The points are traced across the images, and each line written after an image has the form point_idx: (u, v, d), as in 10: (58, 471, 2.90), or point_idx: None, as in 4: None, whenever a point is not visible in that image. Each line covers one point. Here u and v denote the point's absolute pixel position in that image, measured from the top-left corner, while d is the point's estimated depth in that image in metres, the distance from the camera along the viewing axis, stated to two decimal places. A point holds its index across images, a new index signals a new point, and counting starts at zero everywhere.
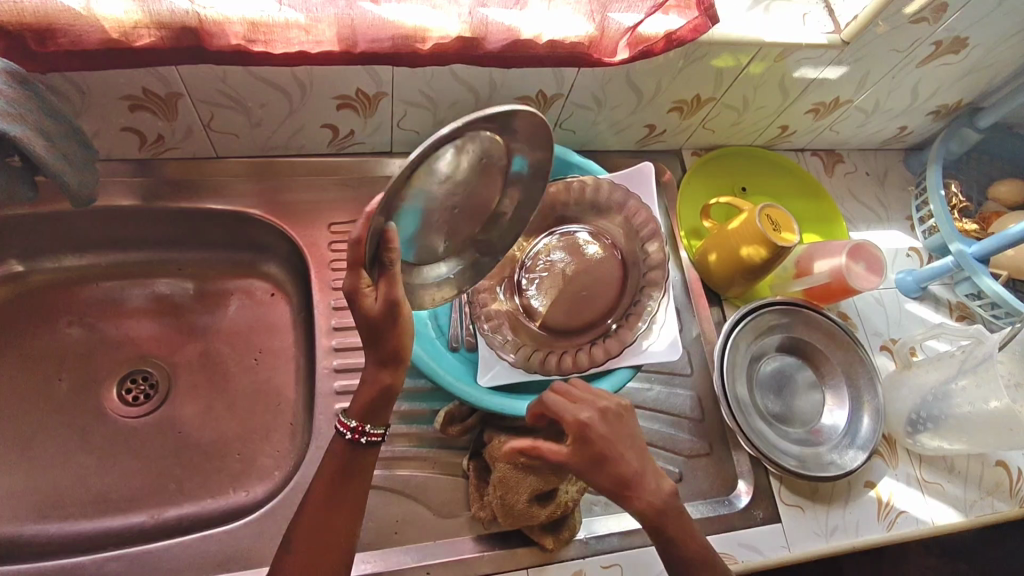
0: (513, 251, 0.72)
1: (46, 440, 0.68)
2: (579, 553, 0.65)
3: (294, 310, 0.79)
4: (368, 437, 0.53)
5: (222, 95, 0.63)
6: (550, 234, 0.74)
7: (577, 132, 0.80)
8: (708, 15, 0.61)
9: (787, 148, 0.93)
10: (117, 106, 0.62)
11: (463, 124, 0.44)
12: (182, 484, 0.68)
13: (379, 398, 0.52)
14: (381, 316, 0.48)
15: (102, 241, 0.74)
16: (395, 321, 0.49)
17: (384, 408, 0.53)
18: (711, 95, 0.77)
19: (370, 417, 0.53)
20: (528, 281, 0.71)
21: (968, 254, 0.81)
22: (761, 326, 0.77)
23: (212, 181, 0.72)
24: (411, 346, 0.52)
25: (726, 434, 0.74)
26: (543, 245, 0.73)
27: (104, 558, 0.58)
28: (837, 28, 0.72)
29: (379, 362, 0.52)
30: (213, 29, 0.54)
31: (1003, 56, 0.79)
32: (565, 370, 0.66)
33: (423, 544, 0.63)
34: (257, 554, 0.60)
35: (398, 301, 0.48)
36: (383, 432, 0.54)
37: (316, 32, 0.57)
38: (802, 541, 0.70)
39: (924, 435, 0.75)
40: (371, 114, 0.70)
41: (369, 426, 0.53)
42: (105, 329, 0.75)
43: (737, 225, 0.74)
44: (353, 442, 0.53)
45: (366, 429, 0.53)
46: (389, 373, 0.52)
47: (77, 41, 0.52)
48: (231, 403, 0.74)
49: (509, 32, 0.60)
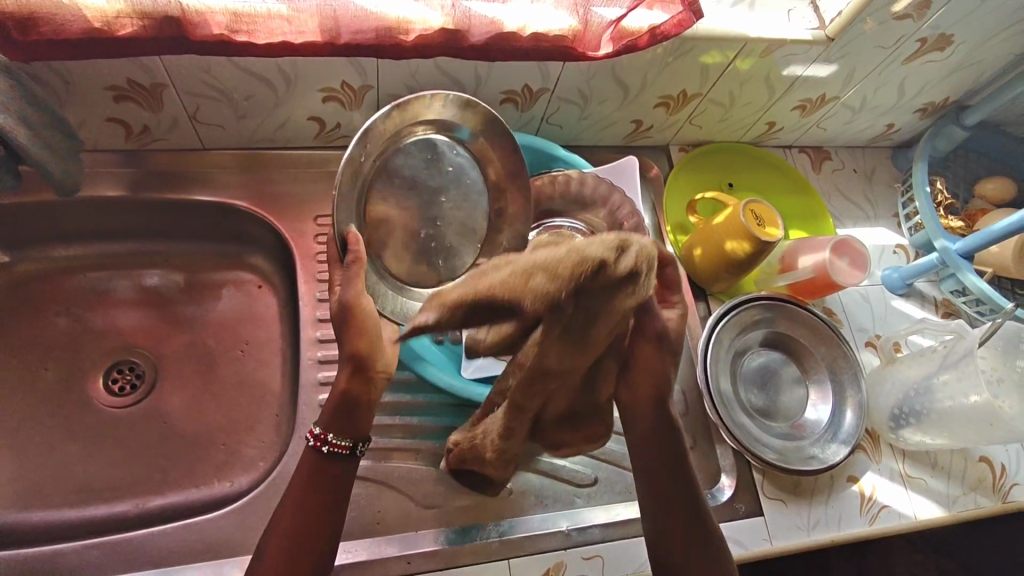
0: None
1: (30, 429, 0.68)
2: (561, 545, 0.65)
3: (280, 302, 0.79)
4: (331, 447, 0.52)
5: (208, 86, 0.63)
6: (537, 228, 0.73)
7: (563, 127, 0.80)
8: (691, 9, 0.62)
9: (774, 145, 0.93)
10: (102, 96, 0.62)
11: (383, 113, 0.56)
12: (166, 474, 0.69)
13: (338, 399, 0.53)
14: (338, 313, 0.53)
15: (89, 232, 0.74)
16: (350, 319, 0.53)
17: (345, 417, 0.53)
18: (698, 91, 0.77)
19: (332, 423, 0.53)
20: None
21: (952, 250, 0.81)
22: (744, 321, 0.77)
23: (199, 173, 0.73)
24: (373, 360, 0.54)
25: (709, 428, 0.75)
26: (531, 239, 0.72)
27: (85, 546, 0.58)
28: (822, 24, 0.72)
29: (342, 367, 0.54)
30: (195, 19, 0.54)
31: (989, 54, 0.79)
32: None
33: (405, 534, 0.63)
34: (239, 543, 0.61)
35: (351, 299, 0.53)
36: (349, 444, 0.53)
37: (298, 23, 0.57)
38: (785, 535, 0.71)
39: (907, 430, 0.75)
40: (357, 106, 0.70)
41: (332, 436, 0.53)
42: (91, 320, 0.75)
43: (722, 220, 0.75)
44: (316, 450, 0.52)
45: (328, 436, 0.52)
46: (345, 376, 0.54)
47: (60, 30, 0.52)
48: (217, 395, 0.74)
49: (493, 24, 0.61)
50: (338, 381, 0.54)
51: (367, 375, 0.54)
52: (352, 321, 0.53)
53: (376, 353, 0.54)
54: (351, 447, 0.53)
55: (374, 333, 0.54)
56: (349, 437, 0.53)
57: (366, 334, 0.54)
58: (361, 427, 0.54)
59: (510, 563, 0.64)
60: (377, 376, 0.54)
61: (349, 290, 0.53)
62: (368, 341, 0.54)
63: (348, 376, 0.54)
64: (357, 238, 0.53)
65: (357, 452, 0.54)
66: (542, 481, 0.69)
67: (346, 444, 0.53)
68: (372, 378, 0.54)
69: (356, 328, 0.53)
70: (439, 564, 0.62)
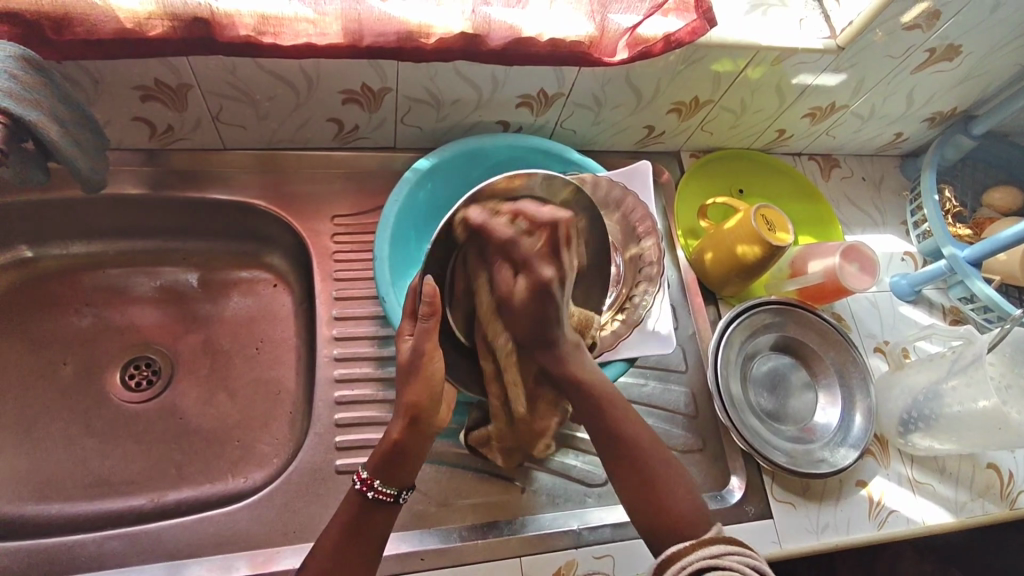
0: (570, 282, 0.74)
1: (48, 422, 0.69)
2: (572, 544, 0.66)
3: (295, 301, 0.81)
4: (376, 493, 0.52)
5: (232, 87, 0.65)
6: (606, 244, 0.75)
7: (577, 132, 0.82)
8: (706, 17, 0.63)
9: (784, 152, 0.94)
10: (129, 95, 0.63)
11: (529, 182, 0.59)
12: (182, 469, 0.69)
13: (388, 450, 0.53)
14: (410, 360, 0.55)
15: (109, 229, 0.75)
16: (420, 370, 0.55)
17: (393, 466, 0.53)
18: (710, 97, 0.78)
19: (380, 469, 0.53)
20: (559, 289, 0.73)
21: (961, 257, 0.82)
22: (755, 325, 0.78)
23: (220, 172, 0.74)
24: (432, 415, 0.55)
25: (719, 431, 0.75)
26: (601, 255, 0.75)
27: (104, 537, 0.59)
28: (833, 33, 0.73)
29: (396, 417, 0.54)
30: (223, 21, 0.56)
31: (996, 64, 0.80)
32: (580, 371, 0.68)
33: (419, 531, 0.64)
34: (254, 538, 0.61)
35: (426, 351, 0.54)
36: (394, 492, 0.52)
37: (323, 26, 0.58)
38: (794, 537, 0.71)
39: (916, 435, 0.76)
40: (376, 108, 0.71)
41: (380, 482, 0.52)
42: (110, 317, 0.77)
43: (733, 224, 0.76)
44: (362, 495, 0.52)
45: (374, 482, 0.52)
46: (399, 427, 0.54)
47: (92, 30, 0.54)
48: (232, 392, 0.75)
49: (512, 30, 0.62)
50: (390, 430, 0.54)
51: (421, 429, 0.54)
52: (421, 373, 0.54)
53: (433, 408, 0.55)
54: (395, 496, 0.53)
55: (436, 386, 0.55)
56: (392, 484, 0.53)
57: (428, 389, 0.55)
58: (405, 478, 0.53)
59: (522, 561, 0.64)
60: (429, 431, 0.55)
61: (425, 343, 0.54)
62: (426, 395, 0.55)
63: (402, 427, 0.54)
64: (434, 293, 0.52)
65: (399, 499, 0.53)
66: (553, 480, 0.69)
67: (391, 492, 0.52)
68: (423, 432, 0.54)
69: (422, 381, 0.54)
70: (451, 561, 0.63)
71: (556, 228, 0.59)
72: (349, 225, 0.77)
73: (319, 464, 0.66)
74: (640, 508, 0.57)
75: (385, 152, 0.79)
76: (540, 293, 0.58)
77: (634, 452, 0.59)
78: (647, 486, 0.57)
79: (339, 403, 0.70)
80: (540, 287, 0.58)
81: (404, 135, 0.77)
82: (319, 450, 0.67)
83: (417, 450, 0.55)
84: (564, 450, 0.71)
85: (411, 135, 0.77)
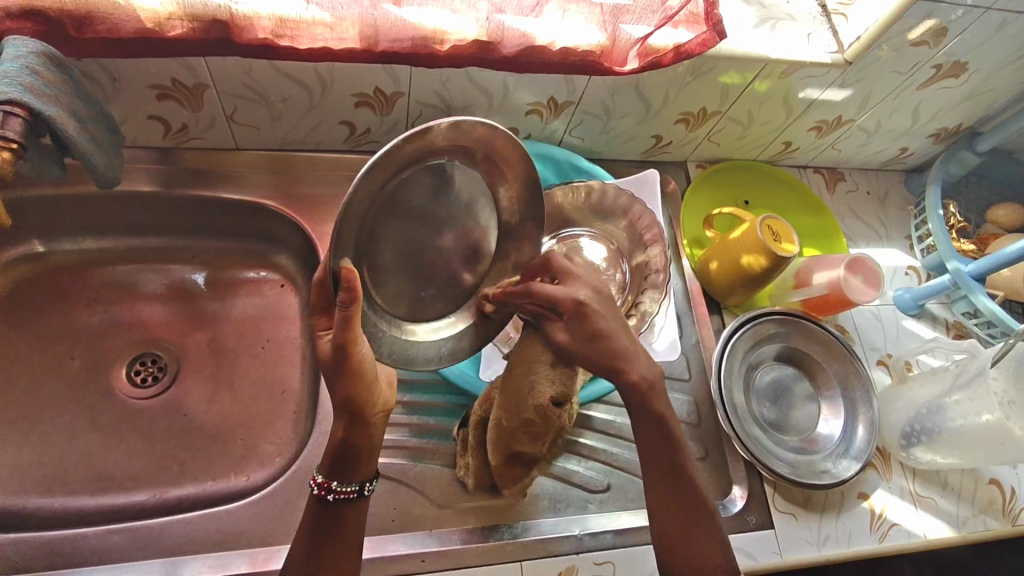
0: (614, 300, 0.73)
1: (54, 416, 0.70)
2: (572, 549, 0.66)
3: (302, 301, 0.81)
4: (336, 495, 0.52)
5: (247, 88, 0.66)
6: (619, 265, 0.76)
7: (584, 140, 0.82)
8: (716, 29, 0.65)
9: (789, 165, 0.95)
10: (146, 94, 0.64)
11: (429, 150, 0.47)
12: (185, 466, 0.70)
13: (336, 448, 0.53)
14: (333, 359, 0.50)
15: (120, 226, 0.76)
16: (348, 367, 0.50)
17: (342, 462, 0.53)
18: (717, 109, 0.79)
19: (334, 471, 0.53)
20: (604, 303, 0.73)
21: (965, 272, 0.82)
22: (759, 335, 0.79)
23: (231, 172, 0.75)
24: (365, 397, 0.52)
25: (722, 439, 0.75)
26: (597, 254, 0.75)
27: (108, 531, 0.59)
28: (841, 48, 0.74)
29: (338, 415, 0.53)
30: (242, 23, 0.57)
31: (1001, 82, 0.81)
32: None
33: (420, 533, 0.64)
34: (255, 535, 0.61)
35: (347, 348, 0.48)
36: (355, 488, 0.53)
37: (340, 30, 0.59)
38: (795, 548, 0.71)
39: (918, 449, 0.76)
40: (388, 112, 0.72)
41: (336, 483, 0.52)
42: (117, 313, 0.77)
43: (738, 234, 0.76)
44: (320, 498, 0.52)
45: (332, 485, 0.52)
46: (342, 426, 0.53)
47: (114, 29, 0.55)
48: (237, 390, 0.75)
49: (524, 37, 0.63)
50: (334, 429, 0.53)
51: (363, 417, 0.53)
52: (348, 370, 0.51)
53: (371, 393, 0.53)
54: (357, 491, 0.53)
55: (369, 373, 0.52)
56: (353, 481, 0.53)
57: (363, 382, 0.52)
58: (360, 469, 0.53)
59: (522, 565, 0.64)
60: (373, 416, 0.54)
61: (346, 338, 0.48)
62: (359, 387, 0.52)
63: (345, 425, 0.53)
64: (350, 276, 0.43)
65: (364, 493, 0.53)
66: (555, 485, 0.69)
67: (352, 490, 0.52)
68: (366, 424, 0.53)
69: (351, 379, 0.51)
70: (452, 565, 0.63)
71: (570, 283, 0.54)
72: None
73: None
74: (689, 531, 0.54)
75: None
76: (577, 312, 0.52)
77: (691, 488, 0.55)
78: (702, 531, 0.54)
79: None
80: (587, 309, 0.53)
81: None
82: (322, 449, 0.67)
83: (365, 440, 0.54)
84: (566, 456, 0.71)
85: None
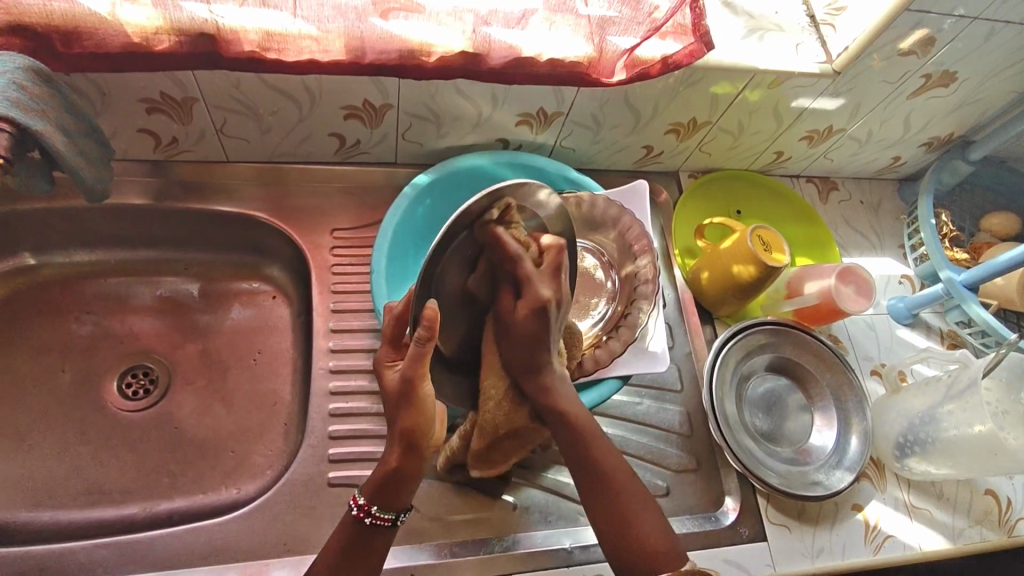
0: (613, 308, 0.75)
1: (43, 429, 0.69)
2: (564, 562, 0.65)
3: (293, 312, 0.81)
4: (374, 519, 0.51)
5: (237, 101, 0.66)
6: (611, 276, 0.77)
7: (575, 150, 0.83)
8: (703, 41, 0.65)
9: (782, 174, 0.95)
10: (135, 107, 0.65)
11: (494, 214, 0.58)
12: (175, 479, 0.69)
13: (386, 476, 0.51)
14: (399, 390, 0.51)
15: (111, 238, 0.76)
16: (411, 398, 0.51)
17: (390, 492, 0.51)
18: (708, 119, 0.79)
19: (378, 496, 0.51)
20: (598, 312, 0.75)
21: (957, 281, 0.81)
22: (750, 345, 0.78)
23: (223, 184, 0.75)
24: (426, 434, 0.52)
25: (714, 450, 0.75)
26: (590, 262, 0.77)
27: (94, 545, 0.59)
28: (829, 58, 0.74)
29: (394, 444, 0.52)
30: (229, 37, 0.57)
31: (992, 91, 0.81)
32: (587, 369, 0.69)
33: (410, 546, 0.64)
34: (241, 550, 0.61)
35: (415, 381, 0.50)
36: (392, 517, 0.52)
37: (325, 43, 0.60)
38: (789, 560, 0.70)
39: (912, 460, 0.75)
40: (378, 124, 0.73)
41: (376, 508, 0.51)
42: (109, 326, 0.77)
43: (729, 244, 0.76)
44: (357, 520, 0.52)
45: (371, 509, 0.51)
46: (397, 455, 0.51)
47: (101, 44, 0.55)
48: (227, 403, 0.75)
49: (511, 49, 0.63)
50: (388, 457, 0.52)
51: (419, 452, 0.52)
52: (413, 401, 0.51)
53: (430, 430, 0.52)
54: (393, 519, 0.52)
55: (432, 411, 0.52)
56: (392, 509, 0.52)
57: (423, 418, 0.51)
58: (404, 500, 0.52)
59: None
60: (428, 451, 0.53)
61: (416, 369, 0.50)
62: (421, 420, 0.51)
63: (400, 455, 0.51)
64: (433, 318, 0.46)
65: (398, 522, 0.52)
66: (546, 497, 0.69)
67: (389, 517, 0.51)
68: (423, 458, 0.52)
69: (413, 408, 0.51)
70: None
71: (557, 253, 0.58)
72: (349, 239, 0.78)
73: (311, 477, 0.66)
74: (607, 526, 0.54)
75: (386, 167, 0.80)
76: (541, 312, 0.55)
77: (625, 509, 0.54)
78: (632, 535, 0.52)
79: (333, 416, 0.70)
80: (539, 308, 0.55)
81: (405, 151, 0.78)
82: (311, 462, 0.67)
83: (417, 475, 0.52)
84: (557, 467, 0.70)
85: (412, 151, 0.79)
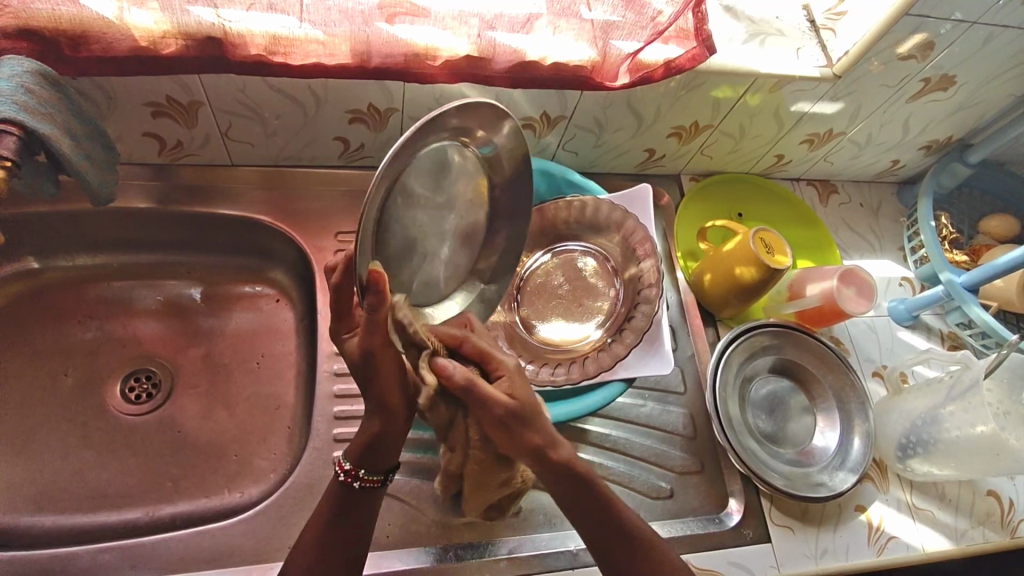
0: (616, 313, 0.75)
1: (46, 433, 0.69)
2: (568, 565, 0.65)
3: (296, 315, 0.81)
4: (363, 483, 0.54)
5: (242, 105, 0.66)
6: (613, 282, 0.77)
7: (578, 154, 0.83)
8: (705, 45, 0.65)
9: (782, 177, 0.96)
10: (141, 111, 0.65)
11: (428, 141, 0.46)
12: (178, 483, 0.69)
13: (368, 440, 0.53)
14: (363, 362, 0.49)
15: (114, 242, 0.76)
16: (377, 367, 0.50)
17: (372, 455, 0.54)
18: (710, 122, 0.80)
19: (364, 459, 0.54)
20: (599, 319, 0.75)
21: (957, 284, 0.82)
22: (752, 347, 0.79)
23: (227, 188, 0.75)
24: (400, 394, 0.52)
25: (717, 453, 0.75)
26: (590, 269, 0.78)
27: (98, 549, 0.59)
28: (829, 63, 0.75)
29: (371, 409, 0.53)
30: (237, 41, 0.57)
31: (990, 95, 0.82)
32: (589, 373, 0.69)
33: (414, 548, 0.64)
34: (245, 552, 0.61)
35: (376, 351, 0.48)
36: (380, 478, 0.55)
37: (332, 46, 0.60)
38: (793, 562, 0.70)
39: (914, 460, 0.76)
40: (382, 128, 0.73)
41: (363, 473, 0.54)
42: (112, 329, 0.77)
43: (731, 247, 0.77)
44: (347, 485, 0.54)
45: (359, 473, 0.54)
46: (378, 419, 0.53)
47: (109, 48, 0.55)
48: (230, 406, 0.75)
49: (515, 54, 0.64)
50: (368, 422, 0.54)
51: (397, 415, 0.53)
52: (378, 369, 0.50)
53: (402, 389, 0.52)
54: (382, 480, 0.55)
55: (400, 372, 0.52)
56: (380, 470, 0.55)
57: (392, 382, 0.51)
58: (388, 461, 0.55)
59: None
60: (407, 407, 0.54)
61: (375, 339, 0.47)
62: (393, 384, 0.51)
63: (379, 420, 0.53)
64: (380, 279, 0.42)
65: (386, 482, 0.55)
66: (551, 500, 0.69)
67: (377, 479, 0.54)
68: (402, 418, 0.53)
69: (381, 376, 0.50)
70: None
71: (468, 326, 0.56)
72: (352, 242, 0.78)
73: (316, 479, 0.66)
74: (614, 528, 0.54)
75: None
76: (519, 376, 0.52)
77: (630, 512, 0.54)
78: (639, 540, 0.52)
79: (338, 418, 0.70)
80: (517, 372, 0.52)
81: None
82: (315, 465, 0.67)
83: (397, 434, 0.54)
84: None
85: None
